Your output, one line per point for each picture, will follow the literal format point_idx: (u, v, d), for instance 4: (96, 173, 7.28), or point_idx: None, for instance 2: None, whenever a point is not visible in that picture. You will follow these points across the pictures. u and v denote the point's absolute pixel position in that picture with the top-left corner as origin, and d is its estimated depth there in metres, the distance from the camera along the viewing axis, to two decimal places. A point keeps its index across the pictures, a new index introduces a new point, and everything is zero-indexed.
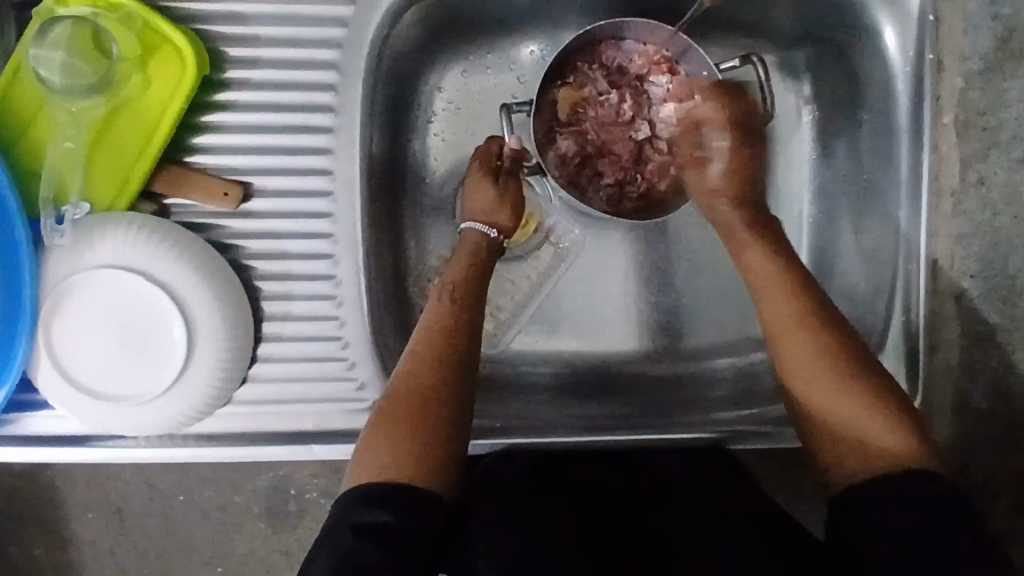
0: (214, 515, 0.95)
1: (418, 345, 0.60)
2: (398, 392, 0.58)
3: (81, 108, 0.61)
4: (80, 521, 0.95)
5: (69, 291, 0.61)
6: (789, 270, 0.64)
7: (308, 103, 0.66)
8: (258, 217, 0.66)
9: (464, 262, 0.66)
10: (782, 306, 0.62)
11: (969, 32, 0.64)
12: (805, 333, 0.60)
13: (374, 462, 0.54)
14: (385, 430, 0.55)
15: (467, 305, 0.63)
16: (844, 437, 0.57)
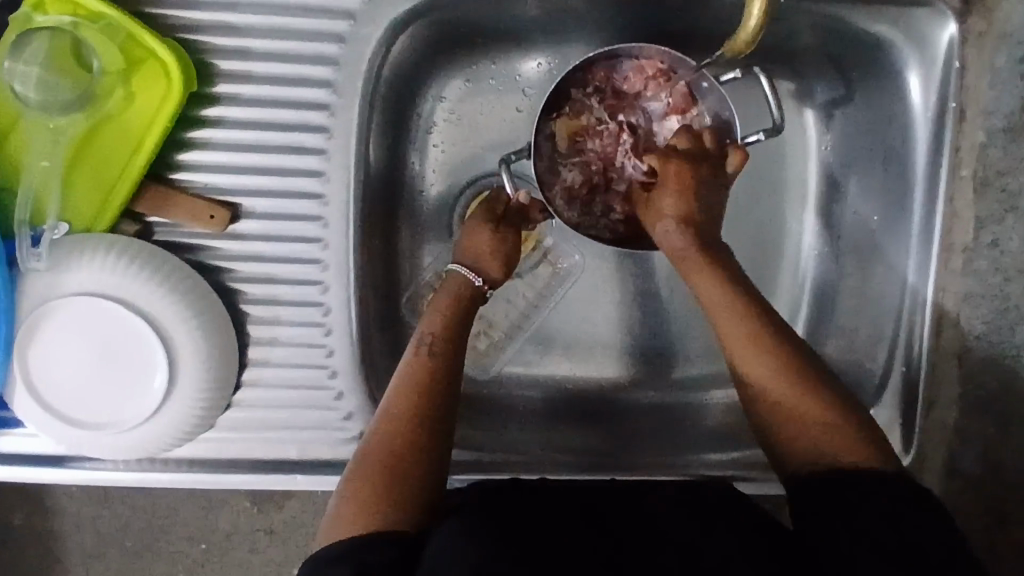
0: (199, 494, 0.94)
1: (395, 400, 0.60)
2: (376, 450, 0.58)
3: (60, 124, 0.58)
4: (63, 492, 0.94)
5: (44, 317, 0.58)
6: (729, 290, 0.62)
7: (300, 123, 0.63)
8: (247, 239, 0.64)
9: (447, 305, 0.65)
10: (737, 327, 0.61)
11: (996, 88, 0.60)
12: (758, 360, 0.59)
13: (344, 519, 0.54)
14: (359, 487, 0.55)
15: (446, 355, 0.62)
16: (800, 441, 0.57)
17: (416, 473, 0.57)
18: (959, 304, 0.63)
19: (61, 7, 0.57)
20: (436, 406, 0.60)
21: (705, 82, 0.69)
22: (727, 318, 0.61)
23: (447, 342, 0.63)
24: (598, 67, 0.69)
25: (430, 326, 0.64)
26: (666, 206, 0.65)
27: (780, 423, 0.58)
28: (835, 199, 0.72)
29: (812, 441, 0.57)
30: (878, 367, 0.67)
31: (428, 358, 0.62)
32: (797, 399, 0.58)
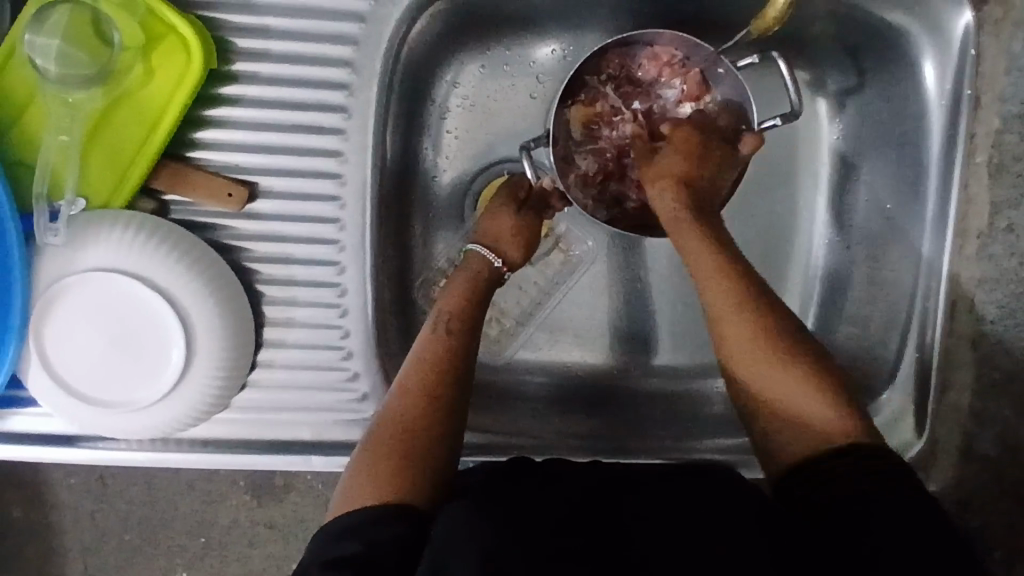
0: (199, 487, 0.94)
1: (410, 376, 0.60)
2: (390, 427, 0.58)
3: (79, 99, 0.57)
4: (61, 485, 0.93)
5: (61, 292, 0.58)
6: (719, 255, 0.62)
7: (319, 102, 0.63)
8: (264, 219, 0.64)
9: (464, 288, 0.66)
10: (726, 295, 0.60)
11: (1012, 73, 0.60)
12: (742, 322, 0.59)
13: (352, 492, 0.53)
14: (373, 460, 0.55)
15: (460, 336, 0.63)
16: (781, 407, 0.57)
17: (430, 449, 0.57)
18: (974, 289, 0.63)
19: None
20: (450, 385, 0.60)
21: (720, 68, 0.69)
22: (715, 286, 0.61)
23: (461, 324, 0.64)
24: (612, 54, 0.70)
25: (447, 303, 0.65)
26: (672, 167, 0.66)
27: (759, 391, 0.58)
28: (847, 188, 0.73)
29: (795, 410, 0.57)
30: (892, 353, 0.67)
31: (445, 337, 0.63)
32: (775, 372, 0.58)
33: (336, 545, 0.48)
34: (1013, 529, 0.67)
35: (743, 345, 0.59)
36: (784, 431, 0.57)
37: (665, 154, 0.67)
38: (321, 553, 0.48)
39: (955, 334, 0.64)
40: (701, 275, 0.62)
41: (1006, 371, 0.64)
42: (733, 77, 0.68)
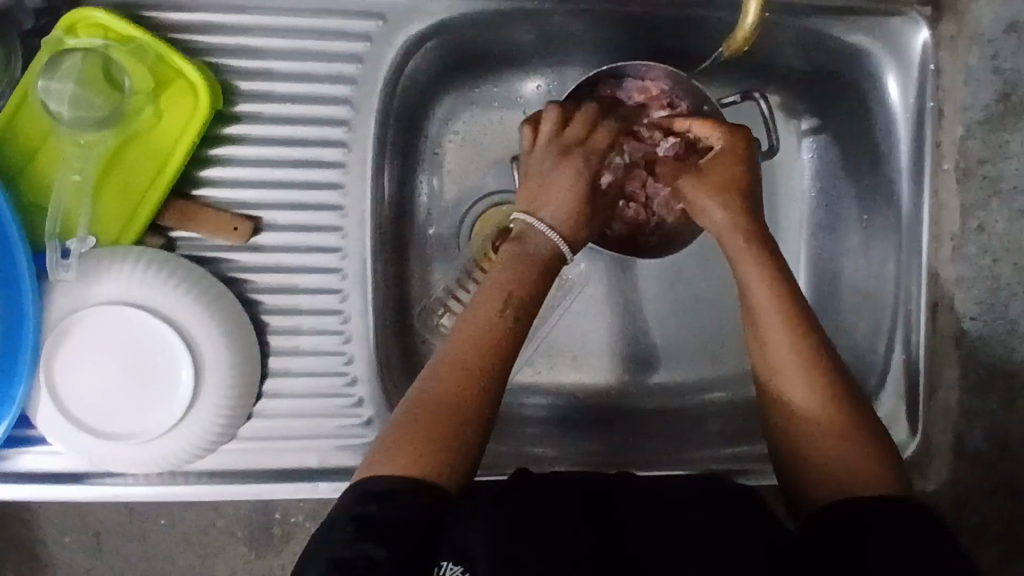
0: (196, 539, 0.92)
1: (466, 351, 0.60)
2: (435, 393, 0.58)
3: (91, 140, 0.60)
4: (57, 544, 0.91)
5: (71, 328, 0.59)
6: (774, 282, 0.62)
7: (321, 138, 0.66)
8: (268, 250, 0.66)
9: (529, 269, 0.64)
10: (780, 335, 0.60)
11: (969, 84, 0.66)
12: (801, 369, 0.60)
13: (395, 454, 0.55)
14: (420, 424, 0.57)
15: (516, 323, 0.62)
16: (822, 457, 0.58)
17: (473, 425, 0.58)
18: (954, 287, 0.67)
19: (94, 32, 0.60)
20: (502, 371, 0.60)
21: (706, 106, 0.71)
22: (771, 314, 0.61)
23: (521, 308, 0.63)
24: (603, 85, 0.72)
25: (506, 279, 0.63)
26: (712, 182, 0.66)
27: (806, 435, 0.59)
28: (831, 208, 0.75)
29: (838, 464, 0.57)
30: (880, 357, 0.69)
31: (504, 321, 0.62)
32: (822, 424, 0.59)
33: (357, 510, 0.51)
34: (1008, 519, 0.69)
35: (794, 396, 0.60)
36: (836, 486, 0.56)
37: (710, 168, 0.66)
38: (349, 514, 0.50)
39: (939, 332, 0.68)
40: (756, 302, 0.62)
41: (989, 366, 0.68)
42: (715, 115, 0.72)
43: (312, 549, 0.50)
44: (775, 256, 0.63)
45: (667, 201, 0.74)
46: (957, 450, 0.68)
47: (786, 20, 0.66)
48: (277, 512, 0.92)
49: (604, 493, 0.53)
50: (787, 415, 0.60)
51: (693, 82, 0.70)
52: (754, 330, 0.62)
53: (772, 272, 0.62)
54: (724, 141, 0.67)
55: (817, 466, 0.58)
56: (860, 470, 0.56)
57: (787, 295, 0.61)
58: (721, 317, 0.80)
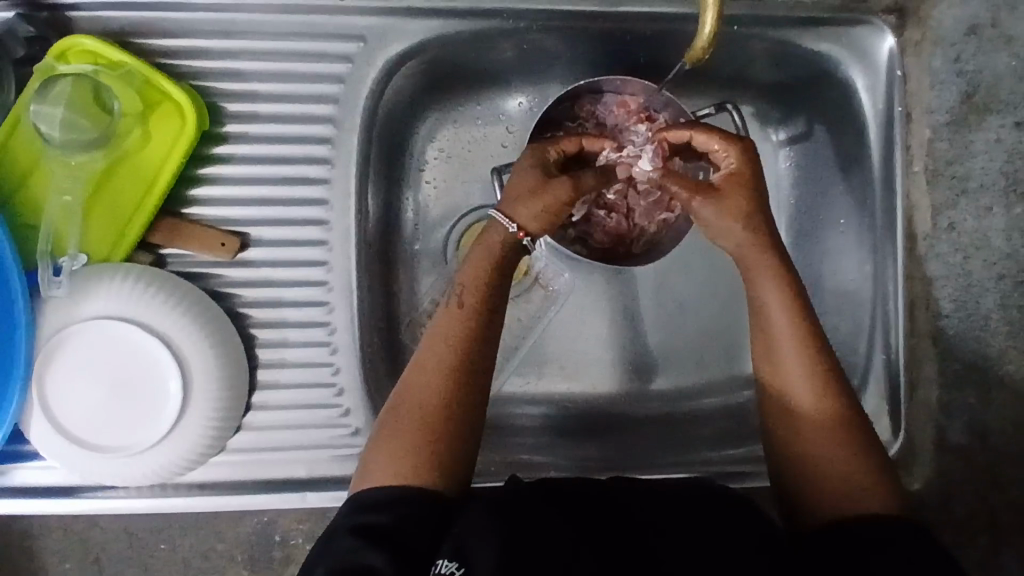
0: (196, 565, 0.88)
1: (428, 353, 0.60)
2: (407, 400, 0.59)
3: (81, 161, 0.62)
4: (56, 571, 0.87)
5: (62, 343, 0.61)
6: (792, 305, 0.62)
7: (304, 156, 0.68)
8: (255, 266, 0.68)
9: (483, 259, 0.63)
10: (794, 357, 0.61)
11: (935, 87, 0.67)
12: (808, 385, 0.60)
13: (387, 463, 0.56)
14: (394, 434, 0.57)
15: (475, 312, 0.61)
16: (826, 474, 0.58)
17: (452, 429, 0.57)
18: (928, 287, 0.68)
19: (83, 58, 0.63)
20: (469, 366, 0.59)
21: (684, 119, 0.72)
22: (787, 330, 0.61)
23: (476, 298, 0.62)
24: (583, 100, 0.74)
25: (466, 277, 0.63)
26: (734, 204, 0.63)
27: (811, 449, 0.59)
28: (809, 214, 0.76)
29: (842, 482, 0.58)
30: (862, 358, 0.70)
31: (461, 312, 0.61)
32: (830, 446, 0.59)
33: (360, 518, 0.51)
34: (994, 515, 0.69)
35: (806, 417, 0.60)
36: (837, 503, 0.57)
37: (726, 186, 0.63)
38: (350, 520, 0.52)
39: (916, 331, 0.69)
40: (773, 321, 0.62)
41: (966, 362, 0.68)
42: None
43: (316, 553, 0.51)
44: (792, 277, 0.63)
45: (647, 210, 0.76)
46: (940, 447, 0.68)
47: (755, 31, 0.67)
48: (277, 534, 0.89)
49: (593, 503, 0.55)
50: (796, 435, 0.60)
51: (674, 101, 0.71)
52: (768, 349, 0.62)
53: (790, 292, 0.62)
54: (737, 160, 0.64)
55: (823, 488, 0.58)
56: (861, 493, 0.57)
57: (802, 317, 0.62)
58: (706, 323, 0.81)
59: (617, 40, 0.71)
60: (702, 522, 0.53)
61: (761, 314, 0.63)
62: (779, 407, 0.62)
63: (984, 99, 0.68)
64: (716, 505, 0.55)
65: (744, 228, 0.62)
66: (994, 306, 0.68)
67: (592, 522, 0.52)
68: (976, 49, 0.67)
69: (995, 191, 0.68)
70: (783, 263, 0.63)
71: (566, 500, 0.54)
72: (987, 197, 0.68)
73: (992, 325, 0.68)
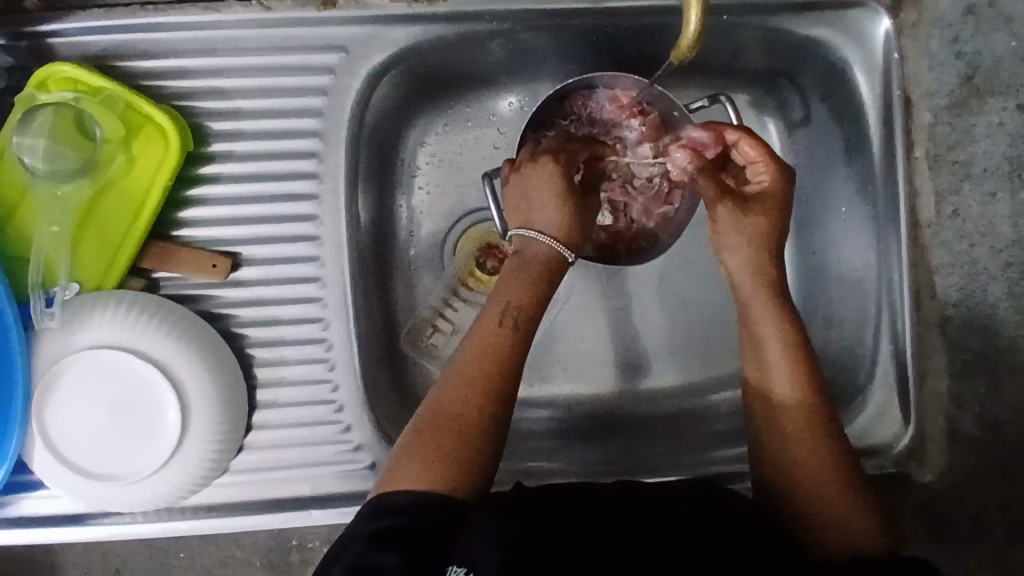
0: (216, 571, 0.88)
1: (467, 364, 0.60)
2: (442, 413, 0.58)
3: (68, 190, 0.62)
4: None
5: (61, 373, 0.61)
6: (790, 338, 0.62)
7: (292, 171, 0.67)
8: (248, 285, 0.68)
9: (532, 277, 0.64)
10: (786, 382, 0.61)
11: (933, 70, 0.66)
12: (796, 400, 0.61)
13: (415, 470, 0.55)
14: (424, 445, 0.56)
15: (522, 336, 0.61)
16: (812, 496, 0.58)
17: (477, 448, 0.57)
18: (934, 276, 0.67)
19: (63, 84, 0.62)
20: (505, 387, 0.59)
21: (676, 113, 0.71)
22: (775, 351, 0.62)
23: (526, 324, 0.62)
24: (574, 96, 0.72)
25: (511, 295, 0.63)
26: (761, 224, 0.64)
27: (797, 469, 0.59)
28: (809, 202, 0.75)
29: (832, 508, 0.58)
30: (868, 348, 0.68)
31: (511, 331, 0.61)
32: (827, 474, 0.59)
33: (373, 522, 0.51)
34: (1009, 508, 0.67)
35: (798, 439, 0.60)
36: (827, 530, 0.57)
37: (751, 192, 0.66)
38: (366, 525, 0.51)
39: (923, 321, 0.67)
40: (769, 349, 0.62)
41: (975, 351, 0.67)
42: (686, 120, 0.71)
43: (329, 558, 0.51)
44: (790, 314, 0.63)
45: (644, 206, 0.75)
46: (951, 438, 0.67)
47: (746, 20, 0.65)
48: (296, 538, 0.88)
49: (605, 508, 0.54)
50: (794, 462, 0.59)
51: (666, 95, 0.70)
52: (761, 368, 0.62)
53: (784, 319, 0.62)
54: (771, 178, 0.65)
55: (820, 519, 0.58)
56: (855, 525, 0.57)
57: (799, 348, 0.62)
58: (710, 318, 0.80)
59: (604, 36, 0.69)
60: (712, 530, 0.52)
61: (756, 335, 0.63)
62: (767, 425, 0.61)
63: (985, 82, 0.66)
64: (720, 511, 0.55)
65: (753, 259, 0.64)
66: (1002, 294, 0.67)
67: (604, 523, 0.51)
68: (974, 30, 0.66)
69: (999, 177, 0.66)
70: (776, 296, 0.63)
71: (568, 497, 0.54)
72: (991, 182, 0.67)
73: (1000, 314, 0.67)
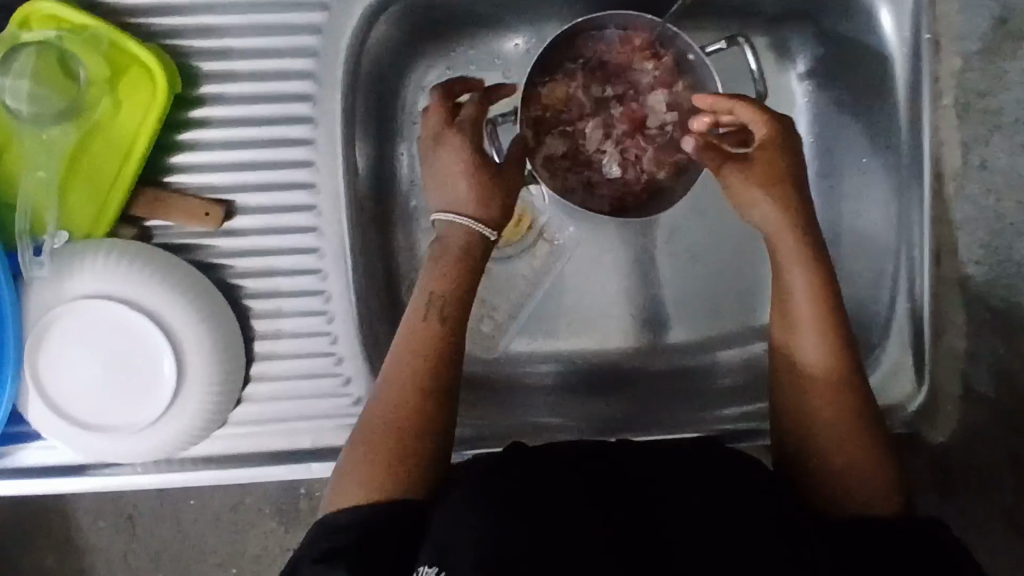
0: (228, 516, 0.90)
1: (397, 363, 0.58)
2: (374, 420, 0.56)
3: (53, 134, 0.60)
4: (91, 527, 0.89)
5: (53, 324, 0.60)
6: (820, 292, 0.60)
7: (285, 116, 0.64)
8: (244, 235, 0.66)
9: (455, 261, 0.61)
10: (814, 338, 0.59)
11: (965, 11, 0.62)
12: (825, 357, 0.59)
13: (355, 481, 0.53)
14: (363, 452, 0.55)
15: (446, 327, 0.60)
16: (832, 456, 0.58)
17: (414, 445, 0.55)
18: (956, 231, 0.65)
19: (46, 23, 0.60)
20: (433, 378, 0.58)
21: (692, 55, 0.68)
22: (809, 312, 0.60)
23: (451, 313, 0.60)
24: (585, 37, 0.69)
25: (434, 283, 0.60)
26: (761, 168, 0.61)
27: (817, 428, 0.59)
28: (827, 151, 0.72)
29: (847, 469, 0.57)
30: (884, 306, 0.67)
31: (437, 324, 0.59)
32: (846, 439, 0.58)
33: (323, 543, 0.49)
34: None
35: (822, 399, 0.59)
36: (841, 492, 0.57)
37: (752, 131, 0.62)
38: (317, 545, 0.49)
39: (942, 277, 0.66)
40: (795, 303, 0.60)
41: None
42: (702, 63, 0.67)
43: None
44: (817, 251, 0.60)
45: (656, 156, 0.72)
46: (965, 397, 0.65)
47: None
48: (304, 487, 0.90)
49: (609, 470, 0.53)
50: (815, 422, 0.59)
51: (682, 34, 0.67)
52: (785, 326, 0.61)
53: (816, 272, 0.60)
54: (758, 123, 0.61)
55: (835, 480, 0.57)
56: (867, 476, 0.57)
57: (829, 304, 0.60)
58: (721, 273, 0.77)
59: None
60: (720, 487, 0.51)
61: (783, 288, 0.61)
62: (791, 385, 0.60)
63: None
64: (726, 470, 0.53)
65: (774, 205, 0.61)
66: None
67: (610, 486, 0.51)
68: None
69: None
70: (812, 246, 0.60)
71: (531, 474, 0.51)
72: None
73: None
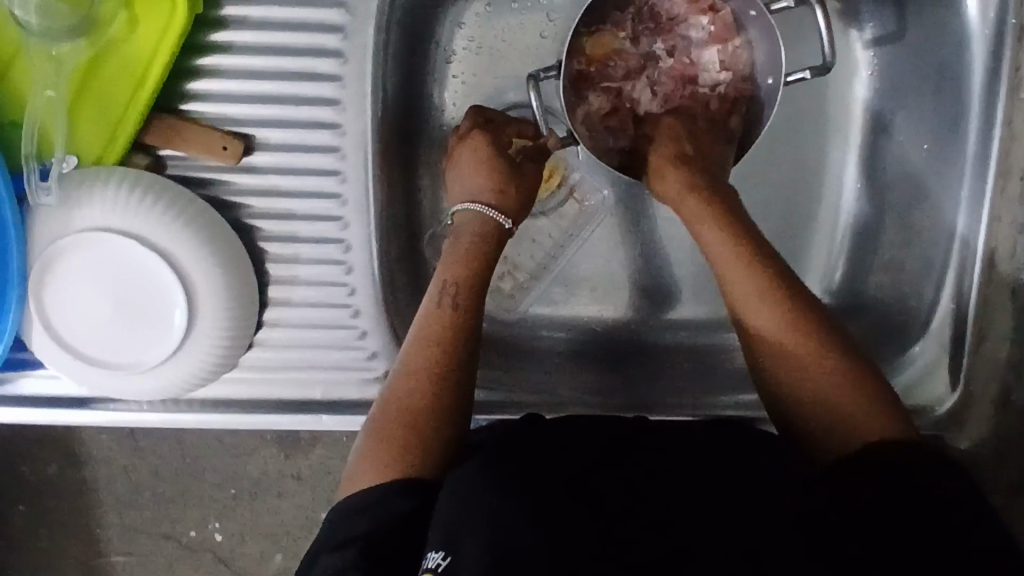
0: (229, 440, 0.89)
1: (411, 353, 0.57)
2: (390, 408, 0.55)
3: (63, 50, 0.56)
4: (93, 440, 0.88)
5: (59, 255, 0.57)
6: (738, 245, 0.59)
7: (313, 47, 0.60)
8: (262, 172, 0.62)
9: (470, 242, 0.62)
10: (750, 292, 0.58)
11: None
12: (767, 307, 0.57)
13: (370, 469, 0.51)
14: (377, 439, 0.53)
15: (461, 312, 0.59)
16: (814, 403, 0.55)
17: (428, 428, 0.54)
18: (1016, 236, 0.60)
19: None
20: (446, 359, 0.57)
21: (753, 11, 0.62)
22: (738, 277, 0.58)
23: (468, 299, 0.60)
24: None
25: (450, 273, 0.60)
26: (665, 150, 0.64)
27: (790, 380, 0.56)
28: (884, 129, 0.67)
29: (835, 413, 0.54)
30: (926, 301, 0.64)
31: (453, 311, 0.59)
32: (822, 385, 0.55)
33: (338, 533, 0.47)
34: None
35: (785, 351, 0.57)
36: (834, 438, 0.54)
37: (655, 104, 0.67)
38: (333, 534, 0.47)
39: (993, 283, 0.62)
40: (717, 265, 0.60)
41: None
42: (764, 20, 0.61)
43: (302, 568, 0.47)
44: (724, 209, 0.60)
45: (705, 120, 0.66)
46: (1000, 406, 0.62)
47: None
48: None
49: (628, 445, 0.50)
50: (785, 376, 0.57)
51: None
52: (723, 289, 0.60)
53: (729, 228, 0.59)
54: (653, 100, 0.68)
55: (828, 428, 0.54)
56: (852, 416, 0.54)
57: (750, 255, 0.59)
58: None
59: None
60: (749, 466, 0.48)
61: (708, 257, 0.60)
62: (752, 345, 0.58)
63: None
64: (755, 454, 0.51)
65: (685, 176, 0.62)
66: None
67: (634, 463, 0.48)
68: None
69: None
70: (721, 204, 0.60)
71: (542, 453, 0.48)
72: None
73: None
